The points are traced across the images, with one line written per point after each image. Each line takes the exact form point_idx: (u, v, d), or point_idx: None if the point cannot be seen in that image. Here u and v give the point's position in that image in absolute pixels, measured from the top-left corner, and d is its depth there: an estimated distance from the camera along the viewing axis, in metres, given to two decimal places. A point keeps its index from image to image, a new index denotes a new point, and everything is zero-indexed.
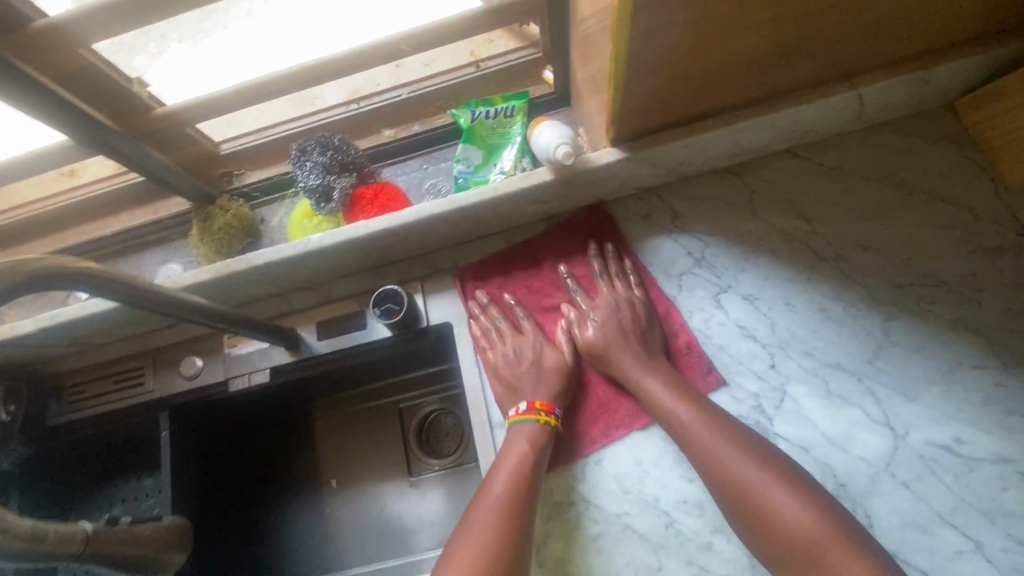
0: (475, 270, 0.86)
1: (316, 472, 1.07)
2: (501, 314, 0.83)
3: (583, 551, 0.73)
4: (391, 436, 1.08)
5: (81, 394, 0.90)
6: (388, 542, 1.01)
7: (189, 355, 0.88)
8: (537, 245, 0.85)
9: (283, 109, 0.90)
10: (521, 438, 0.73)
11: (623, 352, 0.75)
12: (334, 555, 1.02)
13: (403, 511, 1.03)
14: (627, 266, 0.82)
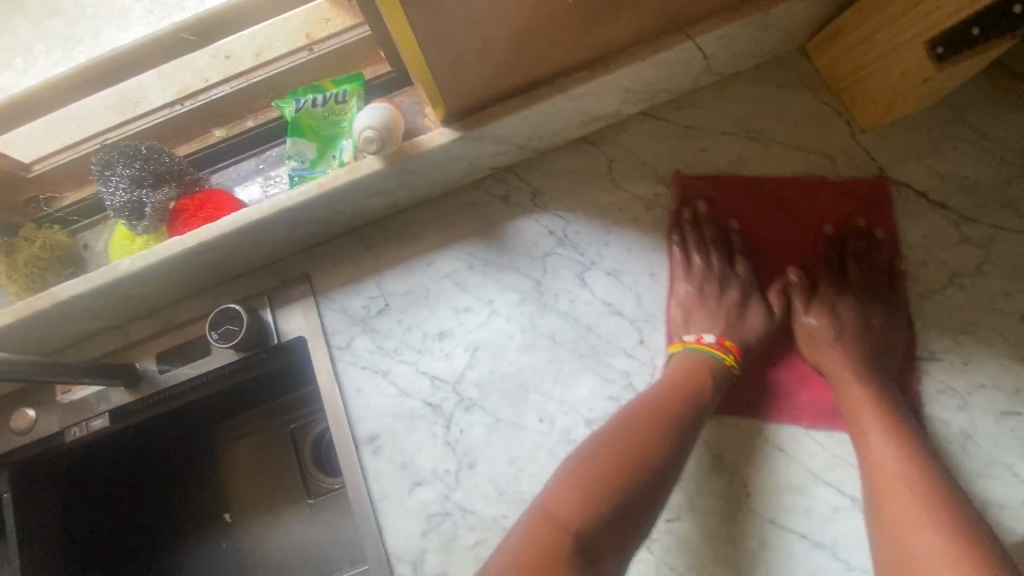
0: (709, 178, 0.76)
1: (211, 509, 0.98)
2: (718, 237, 0.75)
3: (462, 564, 0.68)
4: (283, 460, 0.99)
5: None
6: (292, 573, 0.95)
7: (18, 406, 0.79)
8: (855, 190, 0.74)
9: (106, 118, 0.82)
10: (701, 370, 0.68)
11: (851, 357, 0.68)
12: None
13: (304, 539, 0.96)
14: (884, 261, 0.72)
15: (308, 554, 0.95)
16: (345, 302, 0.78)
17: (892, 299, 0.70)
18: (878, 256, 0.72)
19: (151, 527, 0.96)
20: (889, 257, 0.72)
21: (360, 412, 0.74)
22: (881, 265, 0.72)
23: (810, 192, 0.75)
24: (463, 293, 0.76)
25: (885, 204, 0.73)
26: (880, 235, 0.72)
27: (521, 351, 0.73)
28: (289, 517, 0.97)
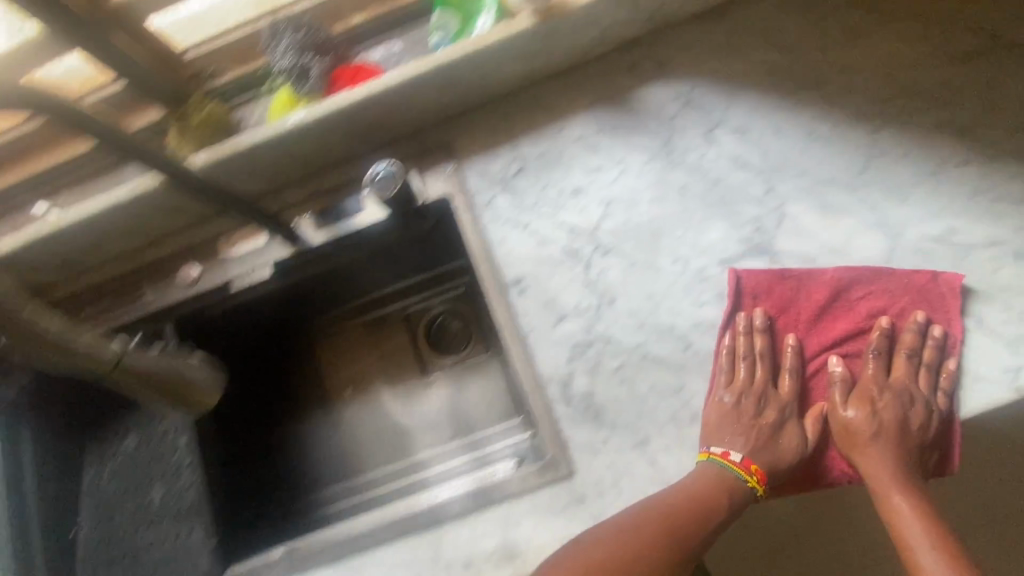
0: (763, 278, 0.74)
1: (331, 384, 1.08)
2: (761, 348, 0.73)
3: (608, 384, 0.74)
4: (399, 341, 1.09)
5: (78, 318, 0.88)
6: (387, 449, 1.02)
7: (184, 265, 0.88)
8: (899, 296, 0.72)
9: (246, 8, 0.88)
10: (713, 485, 0.66)
11: (897, 461, 0.67)
12: (340, 464, 1.03)
13: (409, 415, 1.04)
14: (932, 364, 0.69)
15: (411, 430, 1.03)
16: (485, 166, 0.85)
17: (935, 396, 0.68)
18: (923, 364, 0.70)
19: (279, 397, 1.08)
20: (933, 361, 0.69)
21: (504, 260, 0.81)
22: (930, 367, 0.69)
23: (851, 308, 0.73)
24: (596, 153, 0.82)
25: (938, 302, 0.71)
26: (928, 340, 0.70)
27: (654, 202, 0.79)
28: (398, 396, 1.06)
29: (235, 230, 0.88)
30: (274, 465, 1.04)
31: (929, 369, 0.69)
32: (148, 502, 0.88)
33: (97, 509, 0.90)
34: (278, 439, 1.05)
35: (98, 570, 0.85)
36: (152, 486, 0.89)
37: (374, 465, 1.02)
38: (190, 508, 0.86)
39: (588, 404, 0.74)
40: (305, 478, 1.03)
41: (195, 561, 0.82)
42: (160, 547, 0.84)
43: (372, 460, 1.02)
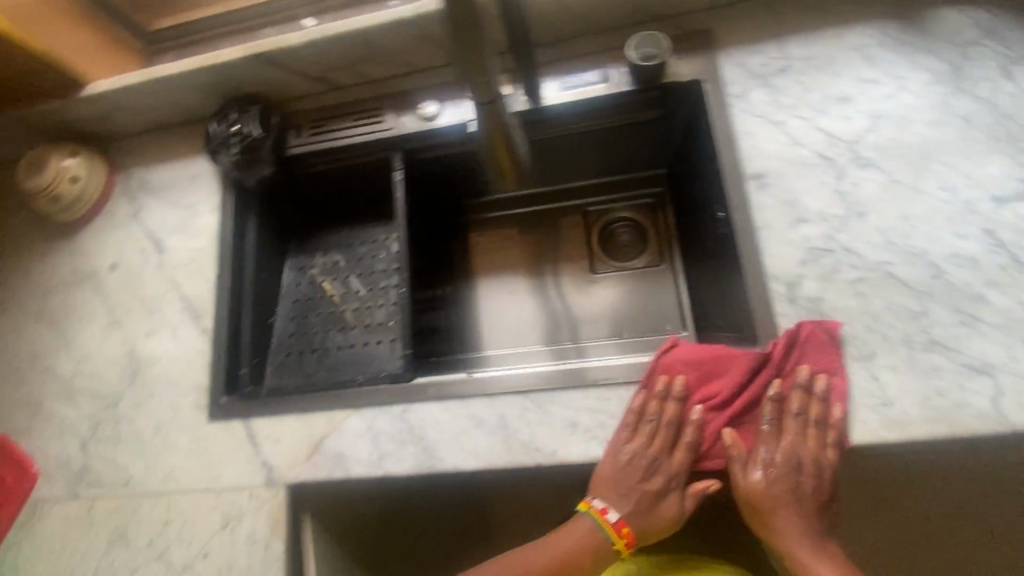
0: (696, 354, 0.75)
1: (503, 259, 1.12)
2: (660, 412, 0.73)
3: (841, 293, 0.72)
4: (578, 234, 1.11)
5: (320, 129, 0.95)
6: (517, 334, 1.04)
7: (424, 99, 0.92)
8: (809, 359, 0.70)
9: None
10: (577, 539, 0.74)
11: (778, 517, 0.68)
12: (485, 334, 1.05)
13: (542, 310, 1.05)
14: (807, 423, 0.69)
15: (570, 319, 1.04)
16: (746, 59, 0.82)
17: (825, 452, 0.68)
18: (805, 423, 0.69)
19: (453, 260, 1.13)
20: (811, 423, 0.69)
21: (749, 153, 0.78)
22: (806, 427, 0.69)
23: (745, 368, 0.72)
24: (871, 66, 0.79)
25: (825, 363, 0.69)
26: (811, 403, 0.69)
27: (929, 126, 0.75)
28: (561, 285, 1.07)
29: None
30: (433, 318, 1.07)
31: (823, 436, 0.68)
32: (342, 309, 0.97)
33: (295, 304, 1.00)
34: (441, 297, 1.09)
35: (289, 353, 0.95)
36: (347, 297, 0.98)
37: (520, 343, 1.04)
38: (383, 321, 0.95)
39: (815, 308, 0.72)
40: (460, 337, 1.06)
41: (382, 364, 0.90)
42: (350, 348, 0.93)
43: (521, 338, 1.04)
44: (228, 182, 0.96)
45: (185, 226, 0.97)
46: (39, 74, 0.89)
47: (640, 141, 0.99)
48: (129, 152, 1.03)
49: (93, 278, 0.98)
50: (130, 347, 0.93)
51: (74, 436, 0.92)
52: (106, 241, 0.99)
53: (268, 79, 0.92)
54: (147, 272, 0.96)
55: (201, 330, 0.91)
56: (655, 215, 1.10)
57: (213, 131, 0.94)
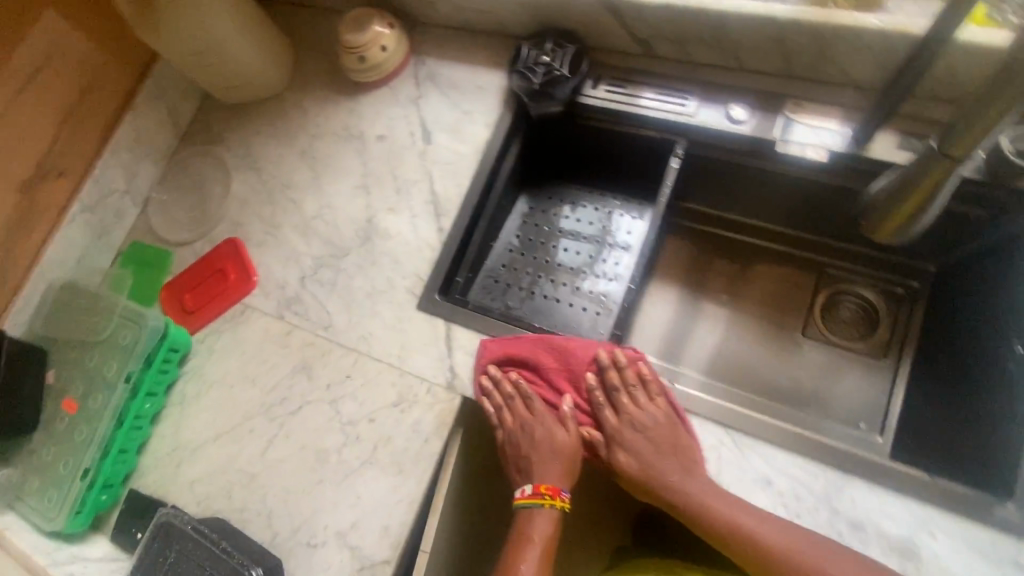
0: (508, 339, 0.86)
1: (712, 279, 1.08)
2: (513, 390, 0.84)
3: None
4: (800, 291, 1.05)
5: (618, 89, 0.93)
6: (675, 348, 1.04)
7: (739, 101, 0.87)
8: (582, 351, 0.85)
9: None
10: (530, 522, 0.81)
11: (659, 480, 0.77)
12: (663, 339, 1.05)
13: (709, 339, 1.04)
14: (635, 393, 0.82)
15: (758, 371, 1.01)
16: None
17: (649, 406, 0.81)
18: (621, 395, 0.83)
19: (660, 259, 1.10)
20: (636, 390, 0.82)
21: None
22: (630, 397, 0.82)
23: (543, 360, 0.86)
24: None
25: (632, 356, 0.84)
26: (611, 373, 0.83)
27: None
28: (760, 334, 1.03)
29: (812, 101, 0.84)
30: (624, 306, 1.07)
31: (652, 406, 0.81)
32: (558, 263, 1.00)
33: (513, 240, 1.03)
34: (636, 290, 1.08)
35: (498, 282, 0.99)
36: (563, 254, 1.00)
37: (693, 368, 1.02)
38: (591, 293, 0.96)
39: None
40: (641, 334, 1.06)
41: (581, 332, 0.92)
42: (555, 302, 0.96)
43: (698, 363, 1.02)
44: (511, 105, 0.99)
45: (456, 129, 1.01)
46: None
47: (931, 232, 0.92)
48: (430, 40, 1.08)
49: (359, 140, 1.05)
50: (370, 215, 1.00)
51: (296, 268, 1.00)
52: (382, 112, 1.06)
53: (596, 22, 0.91)
54: (407, 155, 1.02)
55: (439, 228, 0.96)
56: (896, 310, 1.00)
57: (524, 52, 0.95)
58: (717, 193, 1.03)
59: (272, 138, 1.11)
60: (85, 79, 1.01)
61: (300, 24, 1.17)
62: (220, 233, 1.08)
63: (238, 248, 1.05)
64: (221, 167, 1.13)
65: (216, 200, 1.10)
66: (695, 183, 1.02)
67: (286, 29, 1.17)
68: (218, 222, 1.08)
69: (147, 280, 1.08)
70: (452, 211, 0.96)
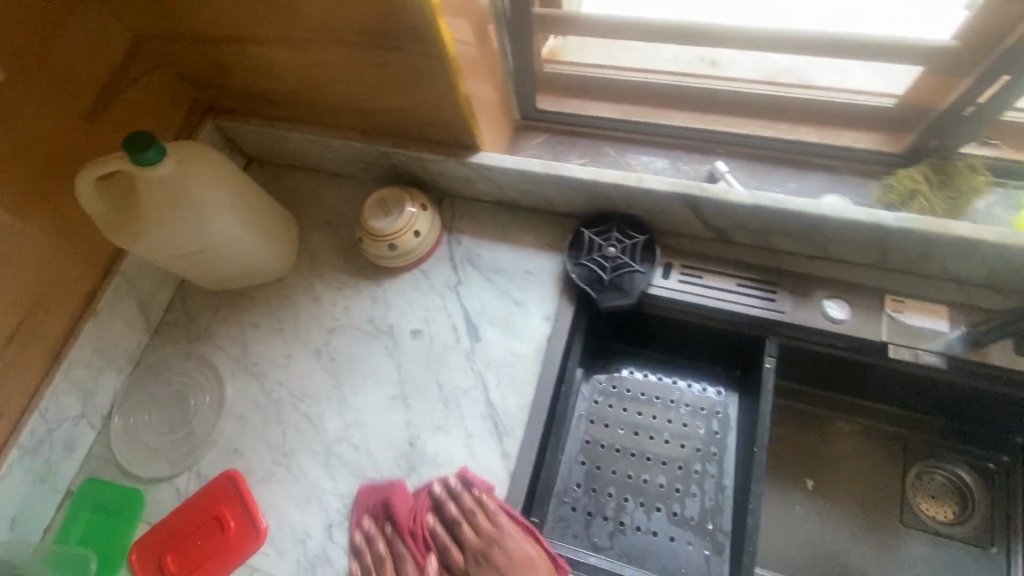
0: (369, 493, 0.79)
1: (794, 460, 0.97)
2: (377, 557, 0.75)
3: None
4: (892, 470, 0.95)
5: (695, 279, 0.84)
6: (787, 553, 0.91)
7: (833, 296, 0.80)
8: (415, 494, 0.78)
9: None
10: None
11: None
12: (781, 549, 0.91)
13: (806, 535, 0.92)
14: (478, 522, 0.74)
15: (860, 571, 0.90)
16: None
17: (504, 533, 0.73)
18: (465, 527, 0.75)
19: None
20: (478, 517, 0.74)
21: None
22: (474, 528, 0.74)
23: (386, 514, 0.77)
24: None
25: (480, 484, 0.77)
26: (449, 505, 0.76)
27: None
28: (859, 530, 0.92)
29: (912, 296, 0.78)
30: None
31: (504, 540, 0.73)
32: (636, 479, 0.83)
33: (586, 447, 0.86)
34: None
35: (577, 511, 0.81)
36: (631, 462, 0.85)
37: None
38: (690, 518, 0.80)
39: None
40: (766, 540, 0.92)
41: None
42: (647, 536, 0.79)
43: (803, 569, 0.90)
44: (569, 294, 0.87)
45: (510, 324, 0.87)
46: (446, 126, 0.83)
47: None
48: (464, 215, 0.96)
49: (388, 337, 0.89)
50: (412, 436, 0.82)
51: (320, 514, 0.80)
52: (414, 301, 0.91)
53: (667, 212, 0.83)
54: (451, 357, 0.86)
55: (504, 453, 0.79)
56: (996, 491, 0.92)
57: (586, 240, 0.86)
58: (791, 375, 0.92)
59: (276, 333, 0.93)
60: (37, 290, 0.79)
61: (302, 193, 1.02)
62: (212, 463, 0.86)
63: (239, 488, 0.83)
64: (208, 370, 0.92)
65: (205, 418, 0.89)
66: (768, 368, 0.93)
67: (286, 198, 1.02)
68: (209, 448, 0.87)
69: (111, 537, 0.83)
70: (519, 431, 0.80)
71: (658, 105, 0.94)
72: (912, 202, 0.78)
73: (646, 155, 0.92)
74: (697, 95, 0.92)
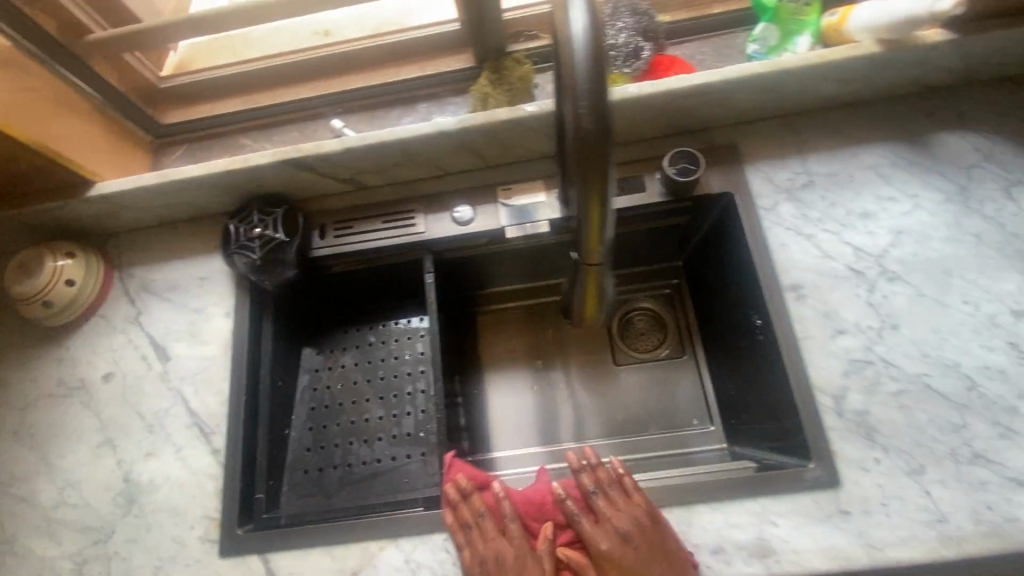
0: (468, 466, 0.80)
1: (523, 350, 1.10)
2: (480, 510, 0.74)
3: (884, 405, 0.74)
4: (599, 325, 1.11)
5: (347, 230, 0.92)
6: (524, 429, 1.03)
7: (459, 201, 0.91)
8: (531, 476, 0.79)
9: None
10: None
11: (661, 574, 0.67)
12: (523, 429, 1.03)
13: (541, 406, 1.04)
14: (614, 494, 0.74)
15: (591, 416, 1.03)
16: (772, 173, 0.86)
17: (637, 506, 0.72)
18: (597, 496, 0.75)
19: (480, 354, 1.10)
20: (615, 491, 0.75)
21: (783, 264, 0.81)
22: (608, 499, 0.74)
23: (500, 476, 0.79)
24: (888, 184, 0.84)
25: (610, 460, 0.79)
26: (584, 477, 0.77)
27: (947, 242, 0.80)
28: (577, 382, 1.06)
29: (515, 182, 0.91)
30: (473, 414, 1.04)
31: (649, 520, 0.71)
32: (359, 421, 0.91)
33: (311, 412, 0.93)
34: (482, 393, 1.07)
35: (308, 471, 0.87)
36: (354, 409, 0.92)
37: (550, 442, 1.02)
38: (409, 433, 0.88)
39: (863, 421, 0.74)
40: (507, 424, 1.04)
41: (411, 485, 0.84)
42: (373, 465, 0.86)
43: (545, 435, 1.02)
44: (241, 285, 0.91)
45: (195, 332, 0.89)
46: (42, 173, 0.82)
47: (670, 239, 1.02)
48: (130, 249, 0.96)
49: (82, 391, 0.88)
50: (126, 472, 0.83)
51: None
52: (99, 348, 0.90)
53: (290, 180, 0.89)
54: (146, 386, 0.87)
55: (212, 450, 0.82)
56: (678, 308, 1.11)
57: (232, 231, 0.88)
58: (483, 278, 1.06)
59: None
60: None
61: None
62: None
63: None
64: None
65: None
66: (464, 283, 1.05)
67: None
68: None
69: None
70: (222, 425, 0.84)
71: (278, 86, 0.99)
72: (487, 100, 0.88)
73: (278, 135, 0.97)
74: (300, 66, 0.97)
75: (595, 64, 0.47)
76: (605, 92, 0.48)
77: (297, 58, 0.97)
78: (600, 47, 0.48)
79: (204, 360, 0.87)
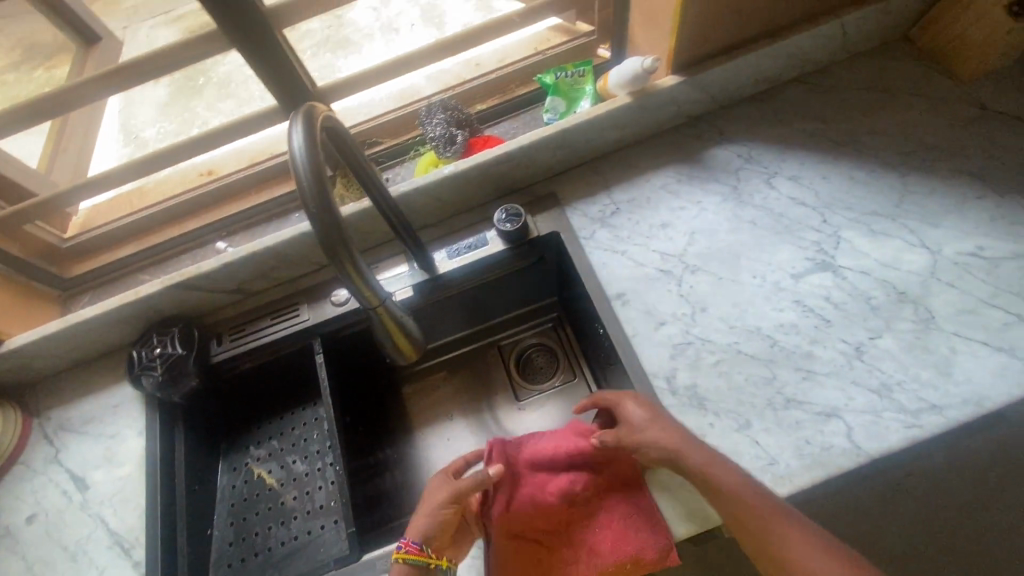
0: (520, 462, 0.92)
1: (433, 407, 1.19)
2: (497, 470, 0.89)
3: (709, 376, 0.86)
4: (496, 369, 1.22)
5: (240, 334, 1.03)
6: None
7: (335, 287, 1.05)
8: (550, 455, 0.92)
9: (387, 104, 1.17)
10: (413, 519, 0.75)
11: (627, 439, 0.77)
12: None
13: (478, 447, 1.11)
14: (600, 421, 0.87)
15: None
16: (586, 208, 1.04)
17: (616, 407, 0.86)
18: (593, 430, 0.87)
19: (395, 419, 1.19)
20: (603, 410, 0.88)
21: (607, 278, 0.96)
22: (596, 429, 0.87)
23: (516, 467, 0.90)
24: (677, 197, 1.02)
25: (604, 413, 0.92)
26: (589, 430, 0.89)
27: (730, 231, 0.97)
28: (487, 424, 1.15)
29: (381, 261, 1.07)
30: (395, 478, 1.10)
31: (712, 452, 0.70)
32: (276, 507, 0.99)
33: (231, 509, 1.00)
34: (401, 455, 1.13)
35: (232, 564, 0.94)
36: (271, 496, 1.00)
37: None
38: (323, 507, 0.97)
39: (694, 394, 0.85)
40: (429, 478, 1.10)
41: (325, 554, 0.92)
42: (291, 543, 0.94)
43: None
44: (150, 403, 1.00)
45: (112, 457, 0.97)
46: None
47: (533, 280, 1.16)
48: (48, 395, 1.05)
49: (6, 538, 0.92)
50: None
51: None
52: (22, 493, 0.96)
53: (182, 301, 1.01)
54: (69, 517, 0.93)
55: (134, 563, 0.87)
56: (562, 338, 1.23)
57: (134, 357, 0.97)
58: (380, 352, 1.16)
59: None
60: None
61: None
62: None
63: None
64: None
65: None
66: (364, 358, 1.15)
67: None
68: None
69: None
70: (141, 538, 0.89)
71: (169, 226, 1.14)
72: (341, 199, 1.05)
73: (173, 266, 1.11)
74: (185, 205, 1.13)
75: (313, 171, 0.54)
76: (326, 191, 0.55)
77: (181, 199, 1.13)
78: (319, 154, 0.56)
79: (121, 480, 0.94)
